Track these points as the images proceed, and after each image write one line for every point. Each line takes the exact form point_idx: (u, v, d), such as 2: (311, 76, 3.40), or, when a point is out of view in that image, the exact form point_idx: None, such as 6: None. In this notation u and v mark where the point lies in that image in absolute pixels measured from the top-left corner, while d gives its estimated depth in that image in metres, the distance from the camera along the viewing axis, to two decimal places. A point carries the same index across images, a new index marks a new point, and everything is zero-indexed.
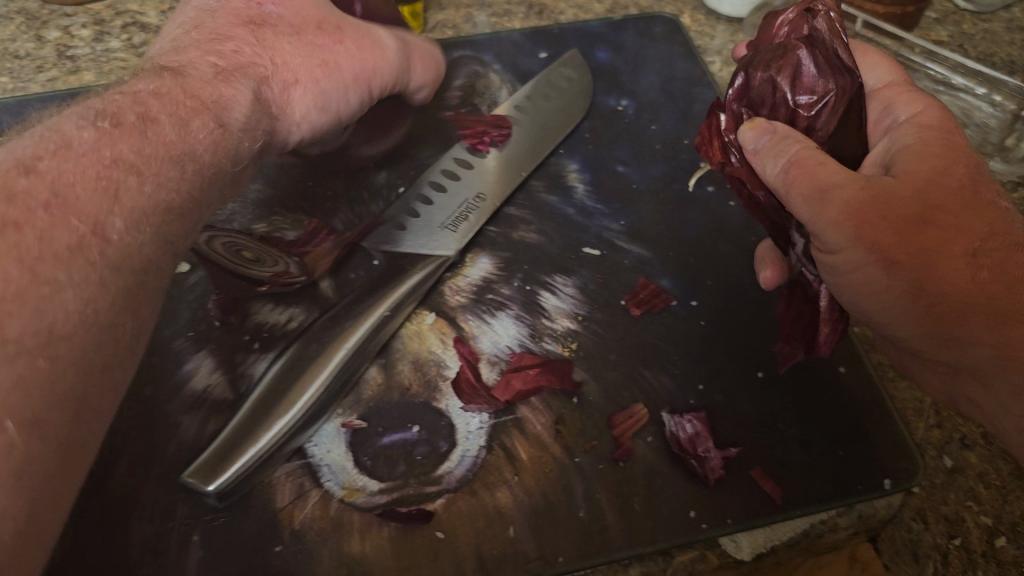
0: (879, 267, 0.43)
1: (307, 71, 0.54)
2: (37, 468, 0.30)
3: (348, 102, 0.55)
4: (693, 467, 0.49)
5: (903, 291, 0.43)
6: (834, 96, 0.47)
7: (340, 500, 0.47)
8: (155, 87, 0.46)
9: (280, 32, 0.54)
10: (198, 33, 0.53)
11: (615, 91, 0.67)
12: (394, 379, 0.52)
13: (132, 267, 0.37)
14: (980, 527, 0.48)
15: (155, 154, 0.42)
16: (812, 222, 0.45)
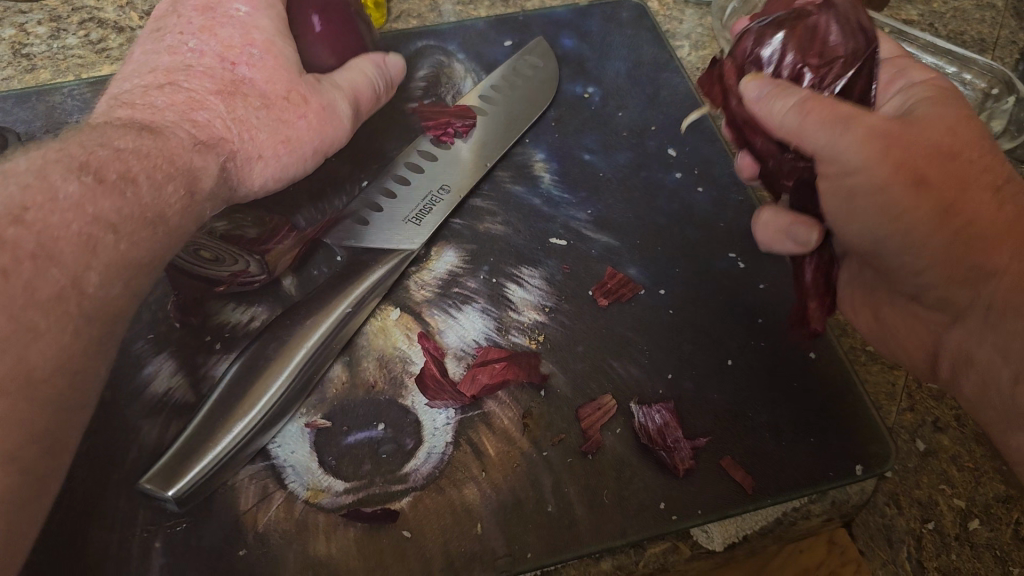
0: (903, 187, 0.41)
1: (270, 147, 0.50)
2: (12, 502, 0.33)
3: (304, 171, 0.53)
4: (662, 458, 0.48)
5: (927, 214, 0.41)
6: (848, 54, 0.43)
7: (305, 501, 0.46)
8: (135, 138, 0.44)
9: (251, 104, 0.49)
10: (166, 91, 0.48)
11: (581, 79, 0.66)
12: (359, 376, 0.51)
13: (110, 317, 0.39)
14: (953, 510, 0.48)
15: (132, 216, 0.41)
16: (828, 156, 0.41)
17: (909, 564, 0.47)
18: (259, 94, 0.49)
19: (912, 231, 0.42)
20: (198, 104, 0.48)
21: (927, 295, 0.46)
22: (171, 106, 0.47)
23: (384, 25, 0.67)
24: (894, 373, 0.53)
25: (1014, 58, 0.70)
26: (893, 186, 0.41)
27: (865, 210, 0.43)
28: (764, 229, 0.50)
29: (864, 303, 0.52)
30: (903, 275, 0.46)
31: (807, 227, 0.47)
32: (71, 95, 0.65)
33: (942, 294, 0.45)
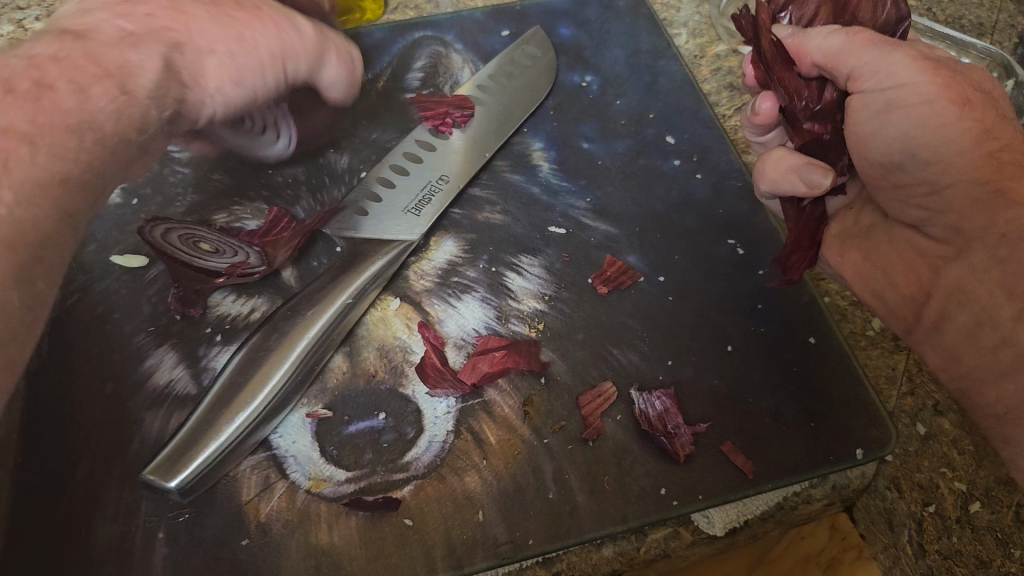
0: (948, 102, 0.43)
1: (222, 41, 0.46)
2: None
3: (261, 83, 0.48)
4: (662, 444, 0.48)
5: (970, 129, 0.43)
6: (876, 29, 0.48)
7: (307, 491, 0.47)
8: (54, 45, 0.41)
9: (196, 1, 0.47)
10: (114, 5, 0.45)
11: (578, 68, 0.66)
12: (360, 366, 0.51)
13: (43, 245, 0.36)
14: (954, 493, 0.47)
15: (50, 124, 0.38)
16: (871, 71, 0.44)
17: (910, 546, 0.48)
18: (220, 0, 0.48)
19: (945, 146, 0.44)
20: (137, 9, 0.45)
21: (935, 230, 0.47)
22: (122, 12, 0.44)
23: (380, 18, 0.67)
24: (896, 357, 0.53)
25: (1013, 42, 0.70)
26: (938, 101, 0.43)
27: (903, 122, 0.44)
28: (772, 170, 0.49)
29: (853, 244, 0.52)
30: (917, 201, 0.47)
31: (824, 169, 0.46)
32: None
33: (950, 227, 0.45)
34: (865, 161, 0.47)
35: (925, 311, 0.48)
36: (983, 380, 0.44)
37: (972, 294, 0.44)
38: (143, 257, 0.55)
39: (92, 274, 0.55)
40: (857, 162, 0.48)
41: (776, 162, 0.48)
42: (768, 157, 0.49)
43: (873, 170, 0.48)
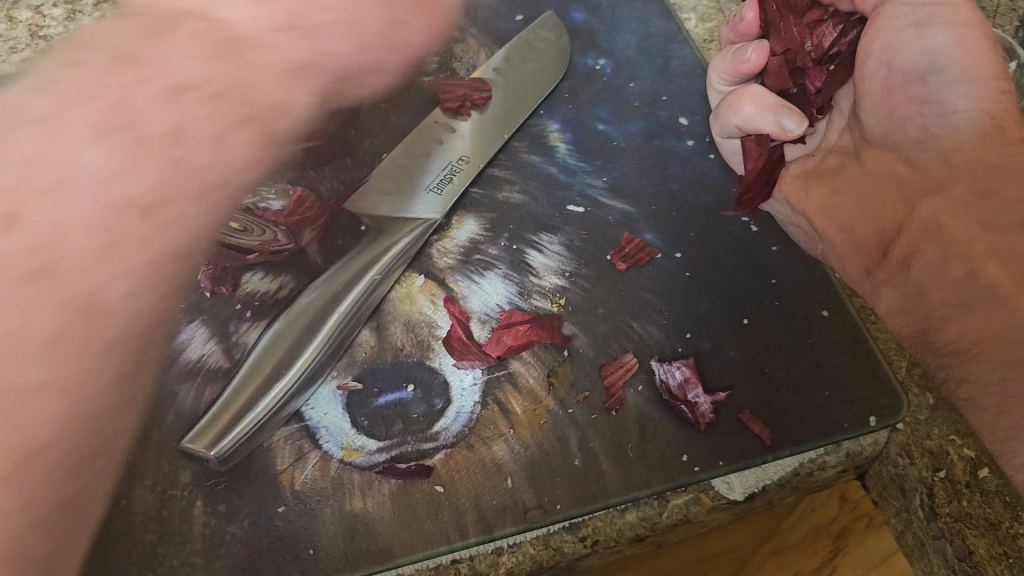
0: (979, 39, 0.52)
1: None
2: None
3: None
4: (683, 413, 0.50)
5: (986, 73, 0.52)
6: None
7: (340, 460, 0.48)
8: None
9: None
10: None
11: (592, 51, 0.67)
12: (387, 341, 0.52)
13: None
14: (964, 459, 0.50)
15: None
16: None
17: (922, 509, 0.50)
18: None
19: (971, 71, 0.52)
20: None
21: (921, 155, 0.56)
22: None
23: None
24: None
25: (1014, 26, 0.71)
26: (972, 29, 0.52)
27: (939, 37, 0.53)
28: (750, 105, 0.57)
29: (819, 181, 0.62)
30: (915, 126, 0.56)
31: (798, 118, 0.56)
32: None
33: (942, 153, 0.54)
34: (887, 70, 0.56)
35: (895, 245, 0.55)
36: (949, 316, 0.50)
37: (944, 230, 0.51)
38: None
39: None
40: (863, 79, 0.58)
41: (747, 113, 0.57)
42: (745, 93, 0.57)
43: (896, 79, 0.56)
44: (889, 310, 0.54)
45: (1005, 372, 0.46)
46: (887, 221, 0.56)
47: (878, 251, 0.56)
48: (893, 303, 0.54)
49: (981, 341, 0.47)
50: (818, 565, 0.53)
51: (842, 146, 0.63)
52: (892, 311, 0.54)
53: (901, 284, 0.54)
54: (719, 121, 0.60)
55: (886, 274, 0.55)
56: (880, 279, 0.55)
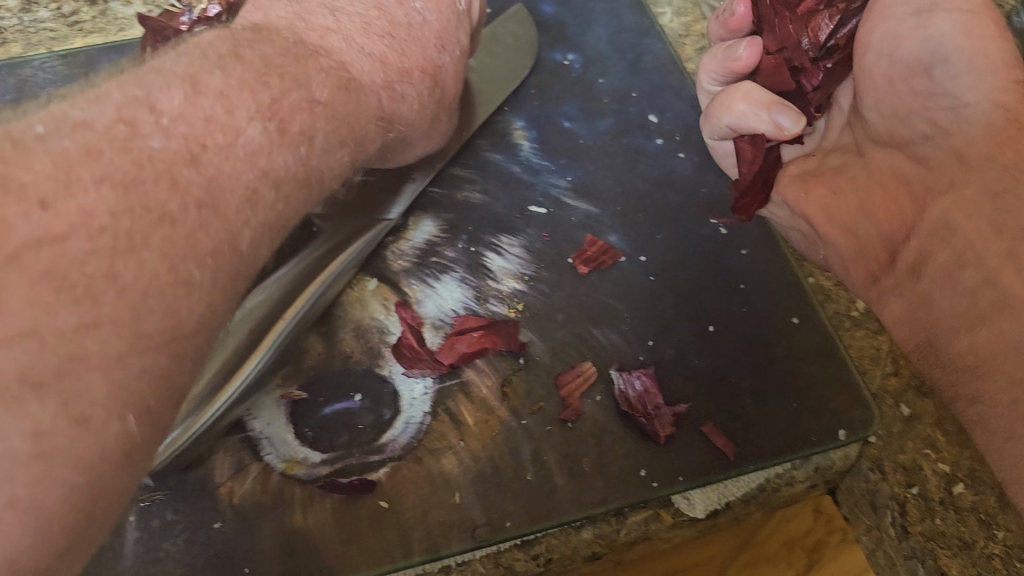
0: (994, 31, 0.43)
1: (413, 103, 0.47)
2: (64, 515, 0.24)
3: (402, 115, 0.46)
4: (642, 425, 0.47)
5: (999, 61, 0.43)
6: None
7: (282, 473, 0.46)
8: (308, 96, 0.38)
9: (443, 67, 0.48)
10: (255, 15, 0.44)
11: (561, 45, 0.64)
12: (336, 347, 0.50)
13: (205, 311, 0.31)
14: (938, 474, 0.47)
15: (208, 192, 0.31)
16: None
17: (893, 528, 0.48)
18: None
19: (979, 57, 0.43)
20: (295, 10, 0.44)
21: (932, 152, 0.46)
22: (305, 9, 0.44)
23: None
24: (879, 339, 0.52)
25: None
26: (980, 13, 0.43)
27: (942, 24, 0.44)
28: (744, 103, 0.49)
29: (818, 180, 0.52)
30: (925, 120, 0.46)
31: (795, 115, 0.48)
32: (42, 69, 0.63)
33: (939, 151, 0.45)
34: (890, 58, 0.46)
35: (901, 254, 0.47)
36: (954, 334, 0.43)
37: (957, 232, 0.43)
38: None
39: None
40: (861, 73, 0.48)
41: (756, 97, 0.49)
42: (738, 90, 0.50)
43: (901, 70, 0.46)
44: (892, 319, 0.47)
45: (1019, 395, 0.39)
46: (894, 222, 0.47)
47: (881, 262, 0.48)
48: (900, 313, 0.46)
49: (990, 363, 0.41)
50: None
51: (844, 143, 0.53)
52: (897, 320, 0.47)
53: (907, 294, 0.46)
54: (709, 121, 0.52)
55: (895, 283, 0.47)
56: (885, 287, 0.47)
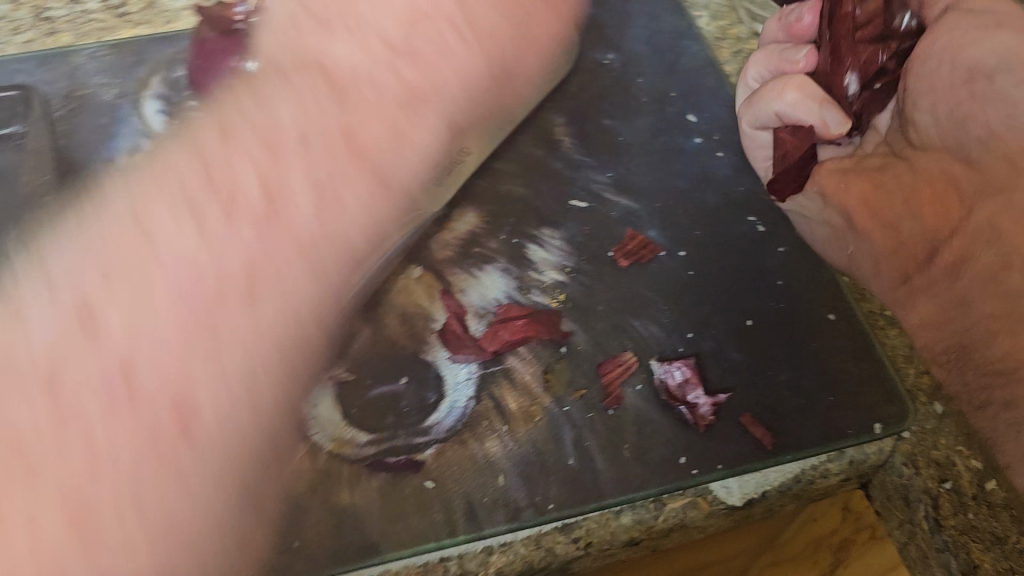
0: None
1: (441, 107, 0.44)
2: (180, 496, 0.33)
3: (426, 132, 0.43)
4: (683, 414, 0.49)
5: None
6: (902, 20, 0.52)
7: (330, 452, 0.47)
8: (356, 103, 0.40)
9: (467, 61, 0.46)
10: (221, 139, 0.38)
11: (601, 44, 0.66)
12: (382, 333, 0.51)
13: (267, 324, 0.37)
14: (971, 471, 0.48)
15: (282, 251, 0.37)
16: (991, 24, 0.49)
17: (926, 521, 0.48)
18: (289, 82, 0.41)
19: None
20: (265, 142, 0.38)
21: (984, 157, 0.48)
22: (281, 167, 0.38)
23: None
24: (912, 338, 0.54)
25: None
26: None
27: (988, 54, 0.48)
28: (796, 92, 0.53)
29: (863, 176, 0.54)
30: (979, 123, 0.48)
31: (841, 115, 0.52)
32: (93, 57, 0.65)
33: (1004, 154, 0.47)
34: (952, 63, 0.49)
35: (948, 248, 0.49)
36: (1011, 333, 0.45)
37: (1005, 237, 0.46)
38: None
39: None
40: (911, 77, 0.51)
41: (789, 102, 0.53)
42: (792, 79, 0.54)
43: (951, 84, 0.49)
44: (932, 316, 0.49)
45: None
46: (938, 222, 0.50)
47: (916, 258, 0.51)
48: (930, 313, 0.49)
49: None
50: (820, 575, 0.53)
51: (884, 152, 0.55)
52: (925, 320, 0.50)
53: (942, 293, 0.49)
54: (753, 108, 0.56)
55: (924, 279, 0.50)
56: (918, 285, 0.50)
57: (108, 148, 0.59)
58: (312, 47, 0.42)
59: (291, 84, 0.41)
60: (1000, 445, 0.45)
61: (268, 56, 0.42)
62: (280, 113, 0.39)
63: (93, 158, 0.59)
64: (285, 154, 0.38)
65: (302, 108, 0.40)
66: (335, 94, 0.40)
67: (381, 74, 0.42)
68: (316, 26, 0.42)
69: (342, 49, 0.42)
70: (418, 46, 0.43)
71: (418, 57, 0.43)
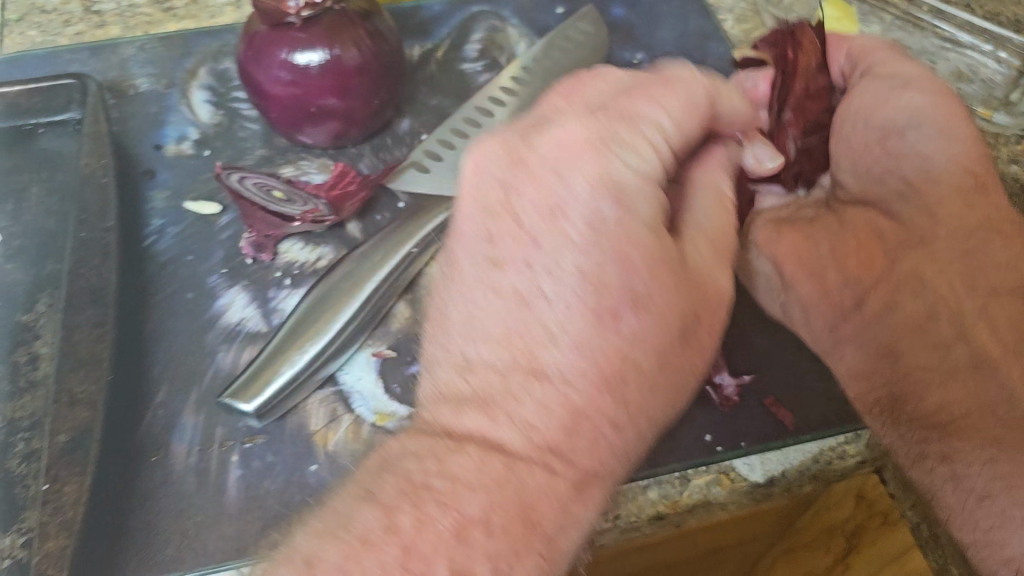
0: (959, 140, 0.53)
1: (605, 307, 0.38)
2: None
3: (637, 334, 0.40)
4: (708, 394, 0.52)
5: (959, 167, 0.53)
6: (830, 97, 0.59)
7: (373, 424, 0.49)
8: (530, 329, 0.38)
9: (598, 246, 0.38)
10: (478, 411, 0.38)
11: (630, 46, 0.69)
12: (421, 314, 0.54)
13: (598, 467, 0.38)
14: None
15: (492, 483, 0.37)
16: (900, 87, 0.54)
17: None
18: (479, 262, 0.40)
19: (946, 150, 0.53)
20: (507, 344, 0.38)
21: (904, 211, 0.54)
22: (511, 395, 0.37)
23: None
24: None
25: None
26: (947, 110, 0.53)
27: (897, 112, 0.54)
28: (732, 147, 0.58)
29: (793, 228, 0.59)
30: (897, 179, 0.54)
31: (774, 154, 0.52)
32: (142, 49, 0.67)
33: (922, 208, 0.53)
34: (865, 127, 0.55)
35: (867, 302, 0.54)
36: (921, 389, 0.49)
37: (928, 285, 0.52)
38: (215, 205, 0.58)
39: (166, 219, 0.58)
40: (839, 142, 0.57)
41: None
42: None
43: (870, 138, 0.55)
44: (854, 369, 0.52)
45: (992, 451, 0.45)
46: (862, 271, 0.55)
47: (848, 303, 0.55)
48: (860, 365, 0.52)
49: (964, 416, 0.47)
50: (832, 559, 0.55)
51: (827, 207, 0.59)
52: (856, 372, 0.52)
53: (866, 342, 0.53)
54: None
55: (854, 329, 0.53)
56: (843, 335, 0.53)
57: (159, 136, 0.62)
58: (506, 239, 0.39)
59: (497, 306, 0.39)
60: (939, 498, 0.46)
61: (451, 315, 0.40)
62: (545, 366, 0.37)
63: (146, 145, 0.62)
64: (518, 403, 0.37)
65: (521, 356, 0.38)
66: (596, 285, 0.38)
67: (597, 344, 0.37)
68: (512, 232, 0.39)
69: (535, 208, 0.39)
70: (661, 298, 0.38)
71: (638, 211, 0.39)
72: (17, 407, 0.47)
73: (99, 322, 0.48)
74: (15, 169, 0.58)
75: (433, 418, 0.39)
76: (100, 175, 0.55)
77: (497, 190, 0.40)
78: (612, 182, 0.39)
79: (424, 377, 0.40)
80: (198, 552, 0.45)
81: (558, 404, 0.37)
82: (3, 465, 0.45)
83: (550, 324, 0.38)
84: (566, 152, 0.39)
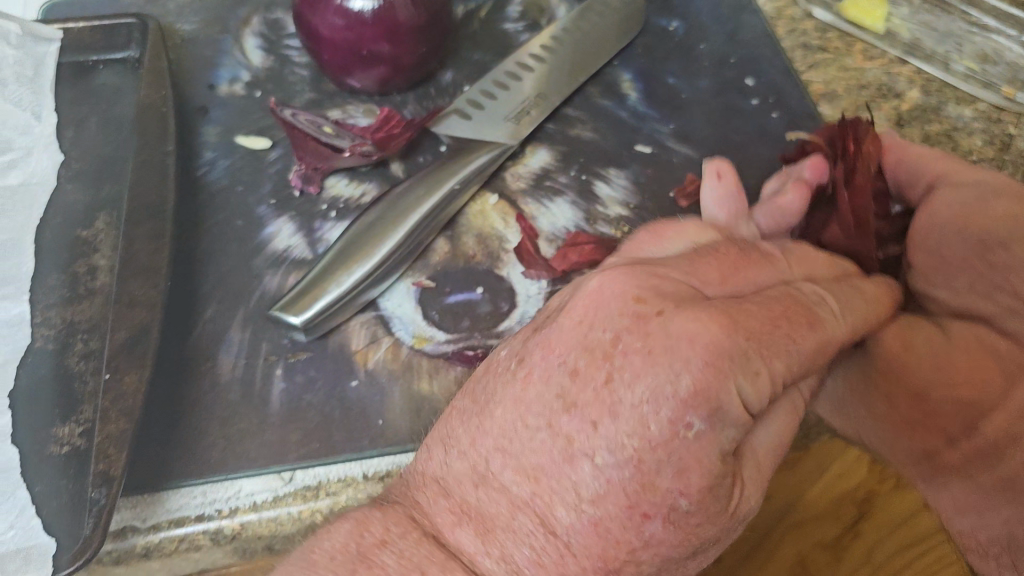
0: None
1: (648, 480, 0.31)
2: None
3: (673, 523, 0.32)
4: None
5: None
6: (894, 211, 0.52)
7: (412, 347, 0.52)
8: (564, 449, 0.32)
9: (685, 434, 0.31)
10: (471, 532, 0.34)
11: (667, 14, 0.72)
12: (460, 249, 0.56)
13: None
14: None
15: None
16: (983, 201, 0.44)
17: None
18: (549, 385, 0.33)
19: None
20: (532, 478, 0.33)
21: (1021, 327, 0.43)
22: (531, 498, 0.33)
23: None
24: None
25: None
26: None
27: (994, 223, 0.43)
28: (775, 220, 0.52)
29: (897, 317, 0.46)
30: (1007, 294, 0.43)
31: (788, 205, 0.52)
32: None
33: None
34: (957, 236, 0.45)
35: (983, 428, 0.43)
36: None
37: None
38: (265, 140, 0.61)
39: (218, 152, 0.61)
40: (915, 251, 0.48)
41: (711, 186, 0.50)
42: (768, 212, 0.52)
43: (968, 252, 0.44)
44: (960, 505, 0.46)
45: None
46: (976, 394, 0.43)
47: (955, 431, 0.45)
48: (968, 497, 0.45)
49: None
50: (841, 530, 0.56)
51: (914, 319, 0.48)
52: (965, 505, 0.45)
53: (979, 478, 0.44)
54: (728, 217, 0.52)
55: (964, 463, 0.45)
56: (953, 464, 0.45)
57: (213, 76, 0.65)
58: (588, 385, 0.32)
59: (541, 439, 0.33)
60: None
61: (489, 415, 0.35)
62: (556, 524, 0.33)
63: (201, 85, 0.64)
64: (515, 542, 0.34)
65: (537, 501, 0.33)
66: (643, 484, 0.31)
67: (613, 531, 0.32)
68: (598, 383, 0.32)
69: (630, 385, 0.31)
70: (702, 518, 0.32)
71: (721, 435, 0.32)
72: (78, 311, 0.50)
73: (156, 235, 0.50)
74: (76, 101, 0.61)
75: (438, 486, 0.37)
76: (160, 105, 0.57)
77: (607, 329, 0.33)
78: (717, 398, 0.31)
79: (440, 454, 0.37)
80: (240, 457, 0.47)
81: (554, 564, 0.33)
82: (63, 362, 0.48)
83: (583, 488, 0.32)
84: (682, 349, 0.31)
